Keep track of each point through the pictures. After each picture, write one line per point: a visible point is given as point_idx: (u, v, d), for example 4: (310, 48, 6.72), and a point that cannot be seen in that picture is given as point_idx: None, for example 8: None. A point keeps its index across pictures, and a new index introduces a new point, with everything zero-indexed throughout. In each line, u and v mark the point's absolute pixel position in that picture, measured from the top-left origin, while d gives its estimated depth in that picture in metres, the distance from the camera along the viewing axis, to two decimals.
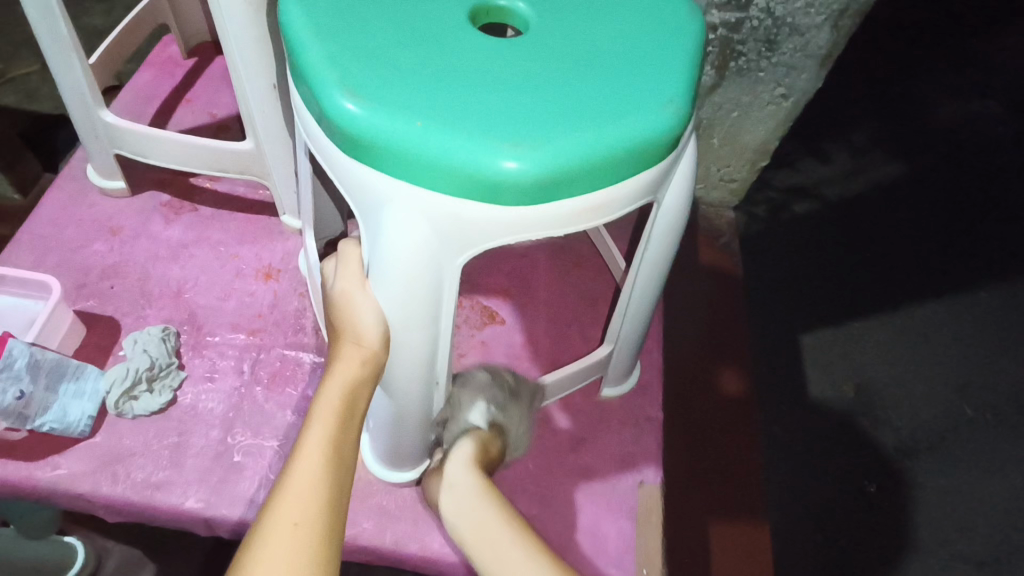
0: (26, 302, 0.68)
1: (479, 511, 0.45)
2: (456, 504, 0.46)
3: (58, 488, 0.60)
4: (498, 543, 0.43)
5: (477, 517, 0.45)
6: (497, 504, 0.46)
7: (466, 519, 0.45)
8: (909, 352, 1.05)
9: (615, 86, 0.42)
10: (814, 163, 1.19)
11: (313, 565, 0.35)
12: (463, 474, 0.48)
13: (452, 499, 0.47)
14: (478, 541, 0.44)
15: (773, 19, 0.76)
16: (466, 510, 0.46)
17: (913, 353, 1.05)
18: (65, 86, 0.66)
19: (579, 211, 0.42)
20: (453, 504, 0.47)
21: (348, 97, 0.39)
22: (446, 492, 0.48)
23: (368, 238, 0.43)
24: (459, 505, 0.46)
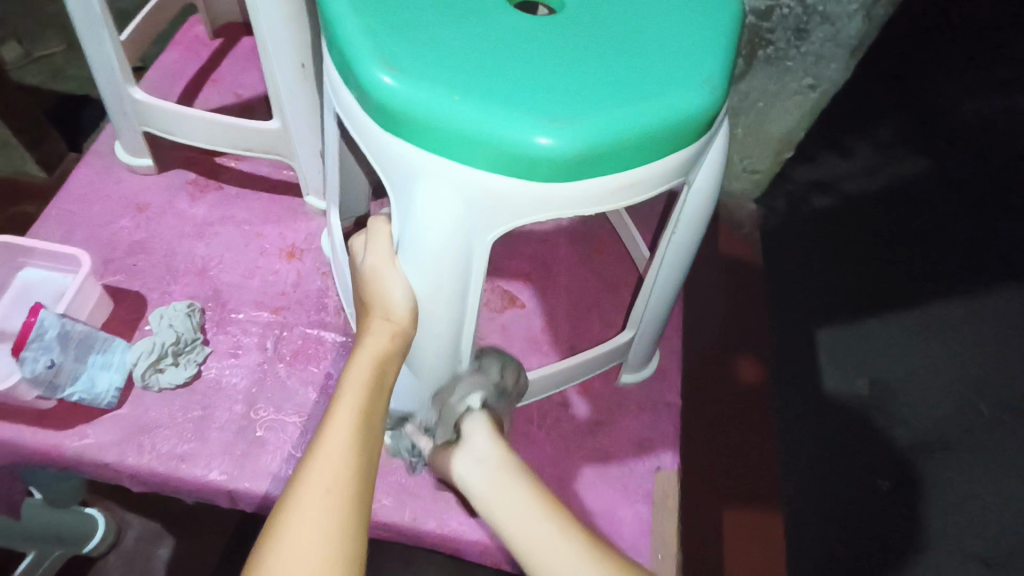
0: (56, 275, 0.69)
1: (501, 480, 0.45)
2: (477, 471, 0.46)
3: (85, 457, 0.61)
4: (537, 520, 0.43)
5: (513, 501, 0.44)
6: (528, 480, 0.45)
7: (501, 504, 0.44)
8: (928, 349, 1.03)
9: (651, 64, 0.42)
10: (835, 156, 1.18)
11: (345, 532, 0.36)
12: (486, 443, 0.47)
13: (470, 466, 0.47)
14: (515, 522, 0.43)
15: (804, 7, 0.75)
16: (487, 476, 0.46)
17: (932, 351, 1.03)
18: (96, 62, 0.67)
19: (611, 190, 0.42)
20: (471, 472, 0.46)
21: (385, 69, 0.39)
22: (467, 457, 0.47)
23: (399, 213, 0.44)
24: (483, 472, 0.46)
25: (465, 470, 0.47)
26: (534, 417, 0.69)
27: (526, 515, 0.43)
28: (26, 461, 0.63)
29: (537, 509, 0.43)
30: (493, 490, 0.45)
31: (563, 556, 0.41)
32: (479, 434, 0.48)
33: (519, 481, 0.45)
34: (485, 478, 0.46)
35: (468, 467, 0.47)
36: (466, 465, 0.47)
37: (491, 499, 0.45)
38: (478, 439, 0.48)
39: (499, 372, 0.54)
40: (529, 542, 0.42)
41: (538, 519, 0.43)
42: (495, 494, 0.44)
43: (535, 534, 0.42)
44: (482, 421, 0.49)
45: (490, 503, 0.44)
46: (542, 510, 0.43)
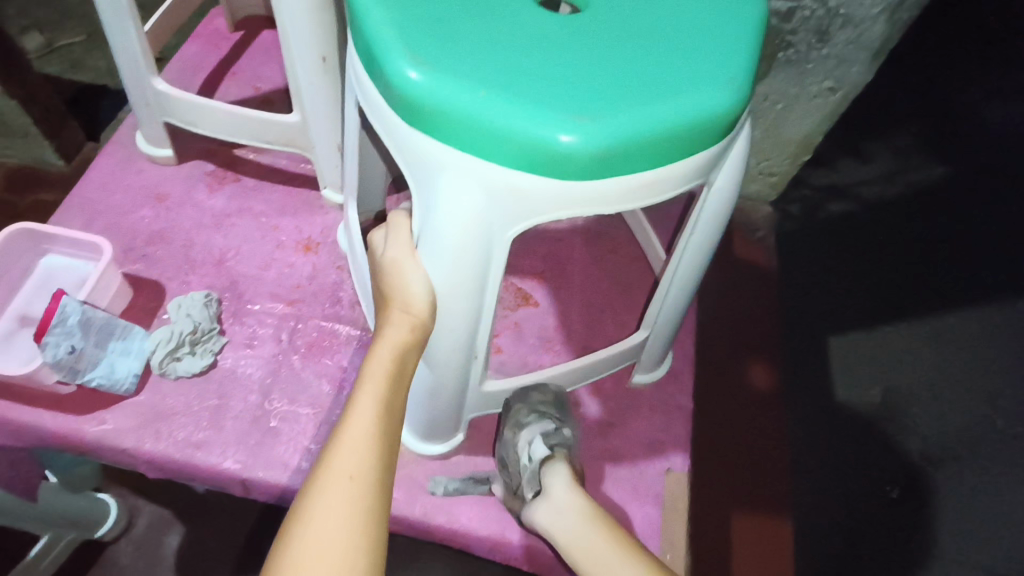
0: (79, 262, 0.70)
1: (579, 525, 0.50)
2: (557, 514, 0.51)
3: (104, 442, 0.62)
4: (605, 557, 0.47)
5: (583, 540, 0.49)
6: (604, 525, 0.50)
7: (572, 539, 0.50)
8: (941, 357, 1.03)
9: (675, 64, 0.42)
10: (853, 163, 1.16)
11: (368, 516, 0.37)
12: (564, 492, 0.53)
13: (554, 517, 0.52)
14: (586, 557, 0.48)
15: (826, 10, 0.74)
16: (570, 526, 0.50)
17: (945, 359, 1.03)
18: (120, 52, 0.68)
19: (632, 188, 0.42)
20: (560, 527, 0.51)
21: (411, 64, 0.40)
22: (550, 507, 0.52)
23: (419, 207, 0.44)
24: (562, 515, 0.51)
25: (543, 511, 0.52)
26: None
27: (611, 564, 0.47)
28: (46, 444, 0.64)
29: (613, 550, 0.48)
30: (577, 540, 0.49)
31: None
32: (556, 484, 0.53)
33: (600, 531, 0.49)
34: (568, 528, 0.50)
35: (551, 516, 0.52)
36: (552, 515, 0.52)
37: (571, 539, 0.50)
38: (558, 489, 0.53)
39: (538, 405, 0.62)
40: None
41: (604, 553, 0.48)
42: (580, 542, 0.49)
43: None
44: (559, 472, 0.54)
45: (575, 553, 0.49)
46: (626, 557, 0.47)
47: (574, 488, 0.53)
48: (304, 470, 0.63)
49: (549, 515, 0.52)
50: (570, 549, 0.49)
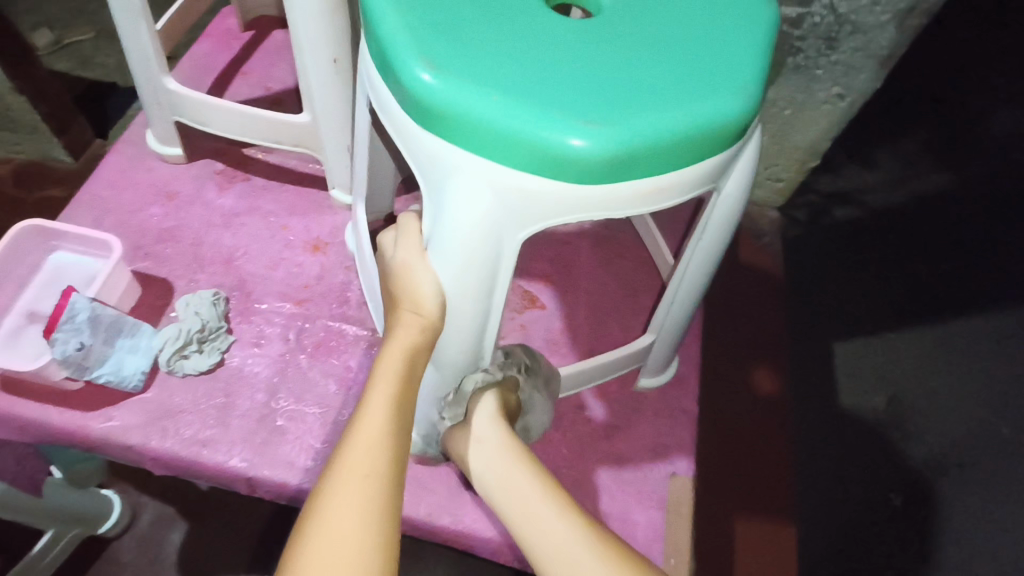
0: (88, 259, 0.70)
1: (500, 460, 0.45)
2: (479, 450, 0.47)
3: (111, 439, 0.63)
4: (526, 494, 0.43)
5: (505, 473, 0.45)
6: (527, 462, 0.45)
7: (493, 473, 0.45)
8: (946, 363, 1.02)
9: (687, 70, 0.42)
10: (858, 169, 1.14)
11: (382, 514, 0.37)
12: (488, 424, 0.48)
13: (476, 452, 0.47)
14: (506, 493, 0.44)
15: (835, 16, 0.74)
16: (490, 462, 0.46)
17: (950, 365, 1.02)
18: (132, 51, 0.68)
19: (644, 193, 0.42)
20: (481, 463, 0.46)
21: (425, 67, 0.40)
22: (475, 440, 0.47)
23: (430, 210, 0.44)
24: (483, 451, 0.46)
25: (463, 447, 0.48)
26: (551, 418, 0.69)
27: (529, 505, 0.42)
28: (52, 440, 0.64)
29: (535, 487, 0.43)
30: (497, 476, 0.45)
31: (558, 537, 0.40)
32: (481, 412, 0.48)
33: (520, 470, 0.44)
34: (491, 463, 0.45)
35: (473, 449, 0.47)
36: (477, 448, 0.47)
37: (493, 477, 0.45)
38: (481, 424, 0.48)
39: (506, 354, 0.56)
40: (531, 528, 0.41)
41: (526, 492, 0.43)
42: (499, 477, 0.44)
43: (540, 523, 0.41)
44: (487, 406, 0.49)
45: (495, 489, 0.44)
46: (545, 497, 0.42)
47: (497, 420, 0.48)
48: (309, 469, 0.63)
49: (473, 445, 0.47)
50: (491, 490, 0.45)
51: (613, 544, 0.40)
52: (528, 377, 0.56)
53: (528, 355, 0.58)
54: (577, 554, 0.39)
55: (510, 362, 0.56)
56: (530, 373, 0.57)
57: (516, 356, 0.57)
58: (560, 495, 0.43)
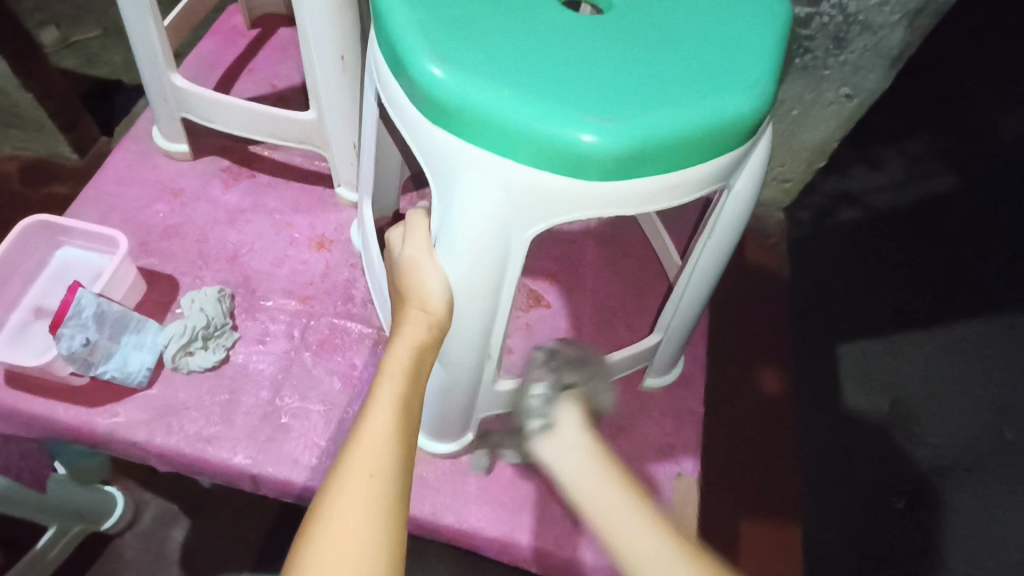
0: (94, 255, 0.70)
1: (584, 461, 0.48)
2: (564, 453, 0.50)
3: (116, 435, 0.63)
4: (607, 489, 0.45)
5: (588, 471, 0.47)
6: (610, 463, 0.47)
7: (576, 470, 0.48)
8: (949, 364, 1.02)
9: (698, 67, 0.42)
10: (868, 170, 1.14)
11: (389, 512, 0.37)
12: (575, 431, 0.52)
13: (561, 455, 0.50)
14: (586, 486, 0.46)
15: (845, 16, 0.73)
16: (575, 462, 0.49)
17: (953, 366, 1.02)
18: (139, 46, 0.68)
19: (653, 191, 0.42)
20: (565, 458, 0.50)
21: (435, 62, 0.40)
22: (566, 447, 0.51)
23: (439, 206, 0.44)
24: (568, 452, 0.50)
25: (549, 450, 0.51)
26: None
27: (620, 513, 0.43)
28: (57, 435, 0.64)
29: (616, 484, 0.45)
30: (588, 482, 0.46)
31: (638, 529, 0.42)
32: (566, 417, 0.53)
33: (612, 481, 0.45)
34: (584, 471, 0.47)
35: (561, 453, 0.50)
36: (569, 456, 0.49)
37: (576, 475, 0.47)
38: (568, 428, 0.53)
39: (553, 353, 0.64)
40: (623, 536, 0.42)
41: (608, 488, 0.45)
42: (591, 484, 0.46)
43: (619, 514, 0.43)
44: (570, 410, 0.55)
45: (576, 484, 0.47)
46: (637, 509, 0.43)
47: (583, 427, 0.52)
48: (314, 467, 0.63)
49: (564, 452, 0.50)
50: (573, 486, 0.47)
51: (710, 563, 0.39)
52: (579, 368, 0.62)
53: (574, 351, 0.64)
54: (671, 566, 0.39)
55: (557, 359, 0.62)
56: (580, 365, 0.62)
57: (561, 354, 0.63)
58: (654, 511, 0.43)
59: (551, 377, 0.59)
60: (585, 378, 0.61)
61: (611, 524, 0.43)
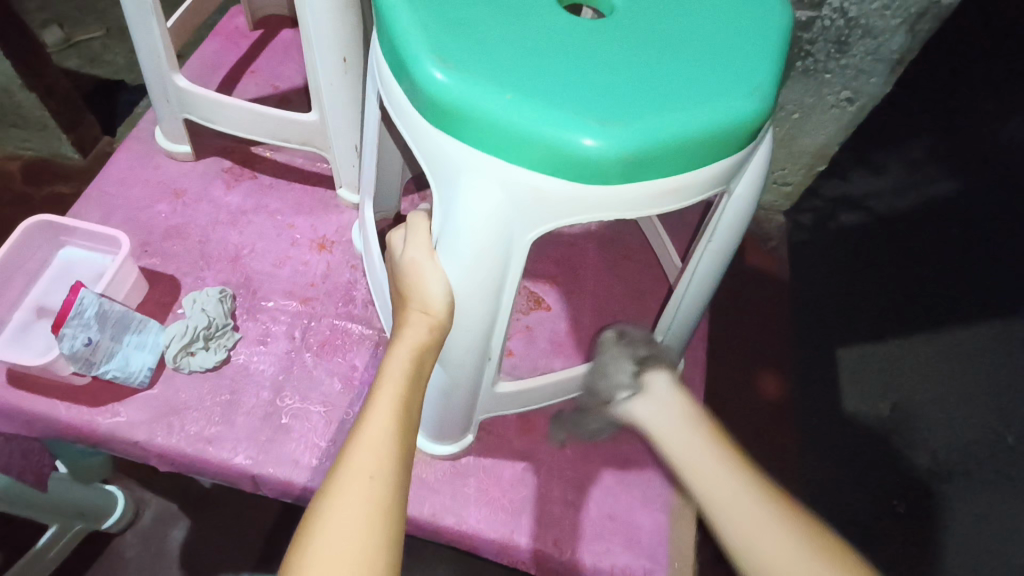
0: (96, 255, 0.71)
1: (679, 423, 0.51)
2: (658, 412, 0.52)
3: (117, 435, 0.63)
4: (701, 453, 0.48)
5: (682, 433, 0.50)
6: (705, 429, 0.50)
7: (670, 430, 0.50)
8: (948, 367, 1.02)
9: (699, 72, 0.42)
10: (866, 174, 1.15)
11: (387, 513, 0.37)
12: (669, 392, 0.54)
13: (655, 414, 0.53)
14: (678, 447, 0.49)
15: (846, 20, 0.73)
16: (669, 422, 0.51)
17: (952, 368, 1.02)
18: (143, 47, 0.69)
19: (654, 194, 0.42)
20: (659, 419, 0.52)
21: (438, 65, 0.40)
22: (659, 405, 0.53)
23: (440, 208, 0.44)
24: (662, 412, 0.52)
25: (641, 410, 0.54)
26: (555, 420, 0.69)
27: (710, 466, 0.46)
28: (59, 434, 0.64)
29: (711, 448, 0.48)
30: (679, 440, 0.49)
31: (731, 492, 0.44)
32: (660, 382, 0.55)
33: (705, 439, 0.49)
34: (677, 428, 0.50)
35: (653, 413, 0.53)
36: (662, 412, 0.52)
37: (670, 434, 0.50)
38: (660, 390, 0.54)
39: (619, 333, 0.65)
40: (713, 489, 0.45)
41: (702, 450, 0.48)
42: (683, 441, 0.49)
43: (713, 476, 0.46)
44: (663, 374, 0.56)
45: (670, 443, 0.50)
46: (728, 466, 0.46)
47: (677, 389, 0.54)
48: (315, 468, 0.63)
49: (656, 409, 0.53)
50: (665, 443, 0.50)
51: (788, 509, 0.43)
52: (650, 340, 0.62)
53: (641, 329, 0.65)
54: (758, 518, 0.43)
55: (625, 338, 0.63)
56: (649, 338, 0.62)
57: (628, 333, 0.64)
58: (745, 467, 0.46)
59: (629, 353, 0.60)
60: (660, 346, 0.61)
61: (703, 483, 0.46)
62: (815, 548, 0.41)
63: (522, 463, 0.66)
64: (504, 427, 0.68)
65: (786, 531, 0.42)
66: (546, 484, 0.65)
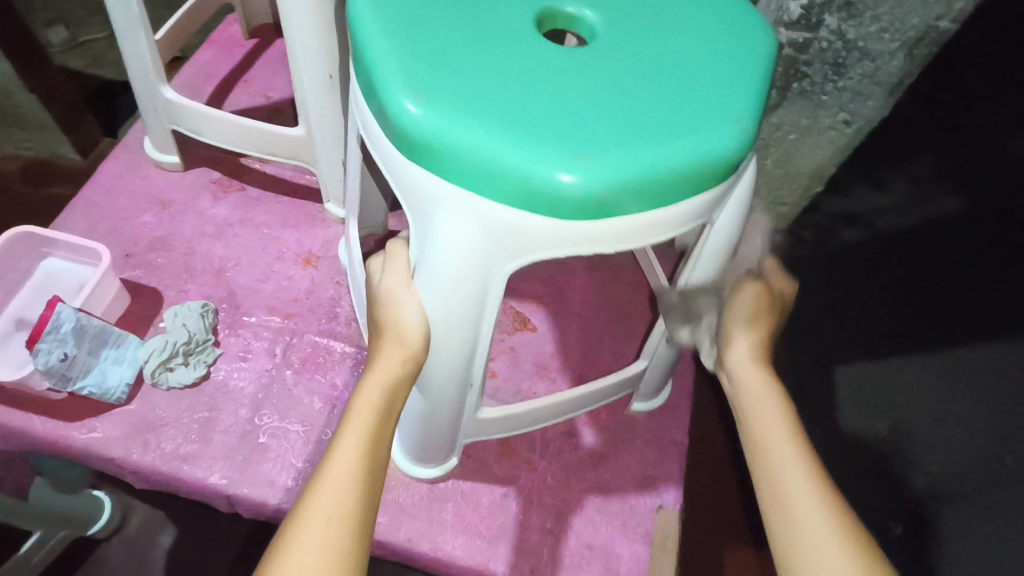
0: (78, 266, 0.70)
1: (756, 378, 0.49)
2: (739, 365, 0.50)
3: (91, 450, 0.62)
4: (767, 412, 0.47)
5: (755, 390, 0.48)
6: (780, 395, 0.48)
7: (743, 384, 0.49)
8: (943, 384, 0.97)
9: (680, 101, 0.41)
10: (868, 190, 1.10)
11: (346, 555, 0.37)
12: (745, 360, 0.50)
13: (733, 366, 0.51)
14: (746, 400, 0.48)
15: (843, 42, 0.72)
16: (747, 375, 0.49)
17: (947, 384, 0.96)
18: (131, 58, 0.68)
19: (634, 229, 0.41)
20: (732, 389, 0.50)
21: (410, 97, 0.39)
22: (748, 384, 0.49)
23: (417, 238, 0.43)
24: (739, 370, 0.50)
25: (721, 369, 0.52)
26: (537, 445, 0.68)
27: (772, 426, 0.46)
28: (34, 448, 0.64)
29: (779, 413, 0.46)
30: (752, 394, 0.48)
31: (784, 459, 0.44)
32: (735, 357, 0.51)
33: (792, 451, 0.44)
34: (760, 424, 0.46)
35: (733, 376, 0.50)
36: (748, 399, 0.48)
37: (742, 386, 0.49)
38: (737, 346, 0.51)
39: (676, 298, 0.54)
40: (782, 490, 0.42)
41: (771, 410, 0.47)
42: (769, 445, 0.45)
43: (772, 437, 0.45)
44: (741, 341, 0.51)
45: (740, 396, 0.49)
46: (801, 458, 0.44)
47: (754, 350, 0.51)
48: (289, 489, 0.62)
49: (745, 387, 0.49)
50: (736, 394, 0.49)
51: (834, 498, 0.41)
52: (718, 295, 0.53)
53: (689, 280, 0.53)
54: (829, 552, 0.39)
55: (691, 313, 0.54)
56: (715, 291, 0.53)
57: (689, 299, 0.53)
58: (833, 493, 0.41)
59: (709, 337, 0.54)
60: (734, 298, 0.52)
61: (760, 438, 0.45)
62: (850, 542, 0.39)
63: (501, 489, 0.65)
64: (484, 451, 0.67)
65: (829, 523, 0.40)
66: (525, 510, 0.64)
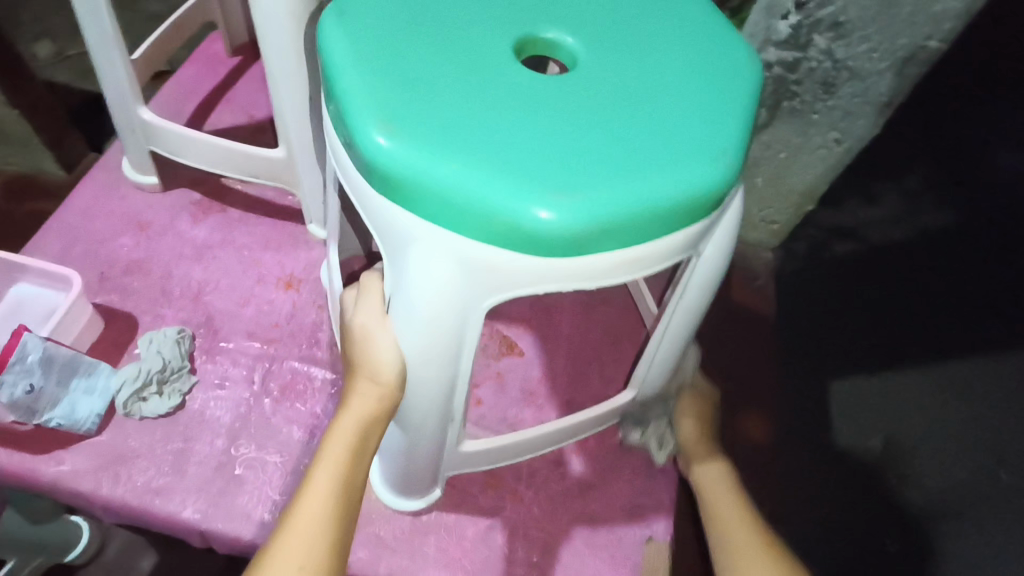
0: (50, 291, 0.68)
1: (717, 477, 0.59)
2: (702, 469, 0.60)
3: (59, 484, 0.60)
4: (726, 502, 0.56)
5: (716, 486, 0.58)
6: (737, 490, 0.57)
7: (706, 482, 0.59)
8: (935, 397, 0.95)
9: (663, 133, 0.40)
10: (860, 203, 1.07)
11: None
12: (708, 465, 0.60)
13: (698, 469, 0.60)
14: (710, 495, 0.57)
15: (833, 62, 0.71)
16: (709, 475, 0.59)
17: (944, 398, 0.95)
18: (106, 77, 0.66)
19: (615, 265, 0.39)
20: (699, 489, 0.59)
21: (381, 130, 0.37)
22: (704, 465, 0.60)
23: (390, 274, 0.41)
24: (703, 474, 0.60)
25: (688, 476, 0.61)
26: (522, 474, 0.66)
27: (731, 514, 0.55)
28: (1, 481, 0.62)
29: (737, 504, 0.56)
30: (714, 490, 0.58)
31: (744, 539, 0.52)
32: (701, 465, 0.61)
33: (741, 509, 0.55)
34: (715, 489, 0.58)
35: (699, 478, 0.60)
36: (707, 472, 0.60)
37: (705, 484, 0.59)
38: (698, 454, 0.62)
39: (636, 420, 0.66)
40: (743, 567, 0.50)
41: (730, 502, 0.56)
42: (730, 530, 0.53)
43: (732, 523, 0.54)
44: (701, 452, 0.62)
45: (705, 494, 0.58)
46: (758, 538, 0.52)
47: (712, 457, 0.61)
48: (266, 523, 0.60)
49: (709, 487, 0.58)
50: (702, 491, 0.58)
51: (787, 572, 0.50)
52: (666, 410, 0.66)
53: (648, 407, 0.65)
54: None
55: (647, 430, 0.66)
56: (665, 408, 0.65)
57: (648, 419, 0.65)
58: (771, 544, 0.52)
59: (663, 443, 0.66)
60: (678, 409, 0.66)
61: (722, 526, 0.54)
62: None
63: (486, 521, 0.63)
64: (468, 481, 0.65)
65: None
66: (511, 543, 0.62)
